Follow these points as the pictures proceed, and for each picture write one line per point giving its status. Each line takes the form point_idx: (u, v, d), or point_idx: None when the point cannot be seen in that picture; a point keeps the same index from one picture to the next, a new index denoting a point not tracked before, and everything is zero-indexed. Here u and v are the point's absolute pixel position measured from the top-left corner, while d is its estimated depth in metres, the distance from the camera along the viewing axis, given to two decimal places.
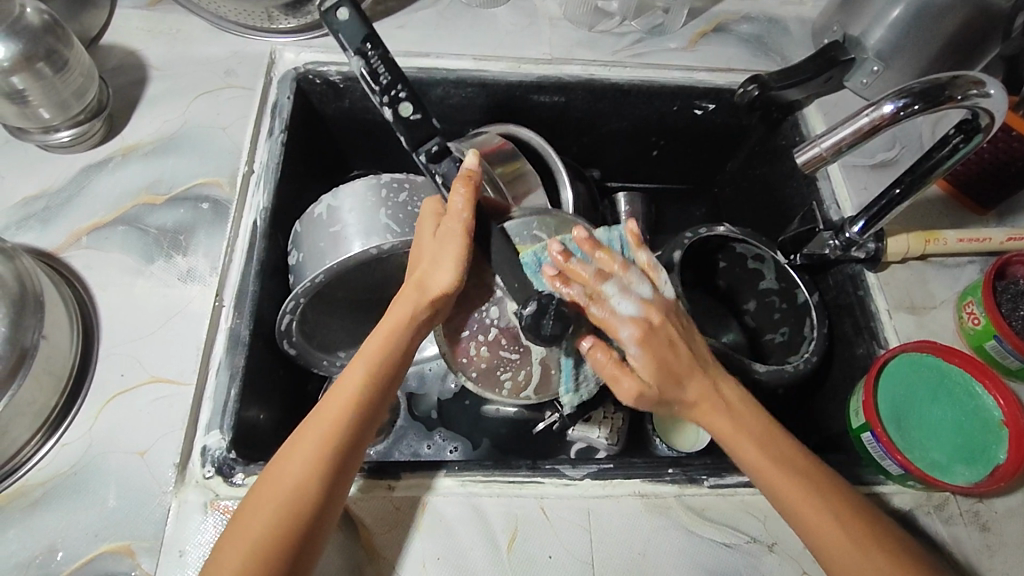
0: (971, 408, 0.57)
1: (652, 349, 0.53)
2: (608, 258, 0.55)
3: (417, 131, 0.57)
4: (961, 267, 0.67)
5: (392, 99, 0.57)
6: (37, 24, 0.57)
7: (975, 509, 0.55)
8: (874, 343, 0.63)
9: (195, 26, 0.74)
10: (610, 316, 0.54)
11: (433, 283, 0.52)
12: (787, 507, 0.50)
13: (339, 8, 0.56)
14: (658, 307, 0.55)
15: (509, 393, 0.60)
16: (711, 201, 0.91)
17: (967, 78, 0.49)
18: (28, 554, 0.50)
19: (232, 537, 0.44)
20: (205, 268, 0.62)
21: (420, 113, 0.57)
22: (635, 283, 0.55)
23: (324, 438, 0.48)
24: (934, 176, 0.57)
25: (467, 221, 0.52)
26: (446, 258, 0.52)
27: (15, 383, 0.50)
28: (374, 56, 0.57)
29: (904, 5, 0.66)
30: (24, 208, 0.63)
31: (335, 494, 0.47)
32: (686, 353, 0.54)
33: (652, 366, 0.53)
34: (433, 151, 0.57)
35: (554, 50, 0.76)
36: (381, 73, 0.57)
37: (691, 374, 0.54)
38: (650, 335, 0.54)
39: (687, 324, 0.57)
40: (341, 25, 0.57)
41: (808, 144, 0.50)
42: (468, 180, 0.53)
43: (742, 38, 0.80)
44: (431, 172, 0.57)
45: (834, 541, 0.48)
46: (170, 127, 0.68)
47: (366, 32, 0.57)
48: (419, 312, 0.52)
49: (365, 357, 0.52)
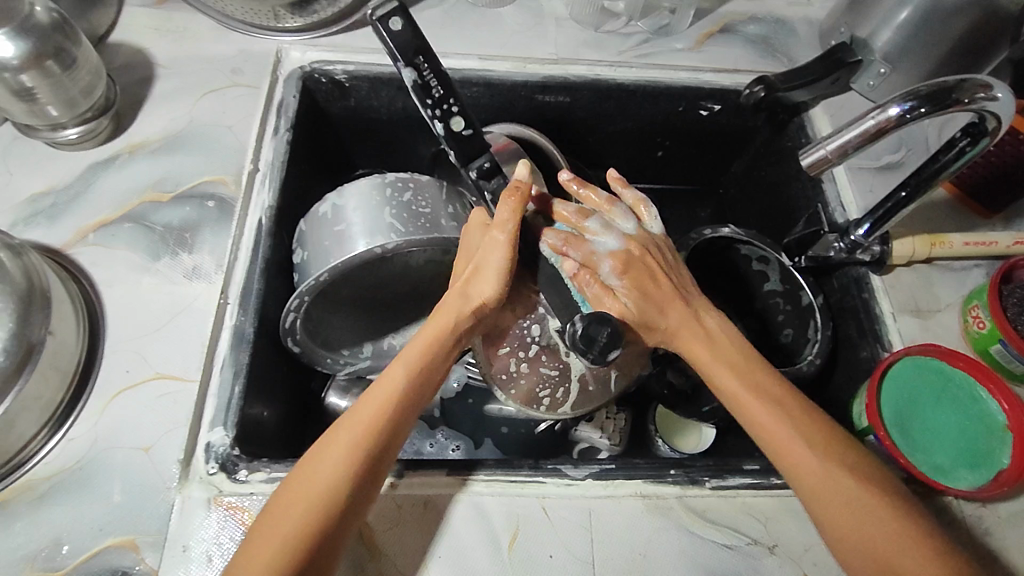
0: (975, 413, 0.56)
1: (633, 277, 0.55)
2: (592, 197, 0.59)
3: (469, 146, 0.59)
4: (967, 271, 0.66)
5: (444, 114, 0.58)
6: (46, 21, 0.57)
7: (978, 514, 0.54)
8: (878, 345, 0.63)
9: (202, 24, 0.74)
10: (592, 252, 0.56)
11: (477, 292, 0.54)
12: (813, 498, 0.48)
13: (393, 17, 0.56)
14: (640, 239, 0.58)
15: (548, 409, 0.61)
16: (716, 202, 0.91)
17: (975, 82, 0.48)
18: (34, 548, 0.50)
19: (261, 535, 0.44)
20: (210, 265, 0.62)
21: (471, 128, 0.59)
22: (619, 217, 0.58)
23: (357, 436, 0.47)
24: (941, 179, 0.56)
25: (513, 233, 0.53)
26: (492, 270, 0.53)
27: (23, 379, 0.50)
28: (427, 69, 0.57)
29: (912, 7, 0.65)
30: (33, 205, 0.64)
31: (367, 488, 0.47)
32: (670, 284, 0.56)
33: (635, 295, 0.55)
34: (485, 168, 0.59)
35: (559, 50, 0.76)
36: (433, 87, 0.58)
37: (677, 308, 0.56)
38: (628, 261, 0.55)
39: (673, 259, 0.59)
40: (392, 33, 0.56)
41: (814, 146, 0.50)
42: (519, 191, 0.53)
43: (749, 39, 0.80)
44: (481, 187, 0.60)
45: (864, 535, 0.46)
46: (178, 125, 0.69)
47: (418, 44, 0.57)
48: (462, 323, 0.53)
49: (405, 362, 0.51)
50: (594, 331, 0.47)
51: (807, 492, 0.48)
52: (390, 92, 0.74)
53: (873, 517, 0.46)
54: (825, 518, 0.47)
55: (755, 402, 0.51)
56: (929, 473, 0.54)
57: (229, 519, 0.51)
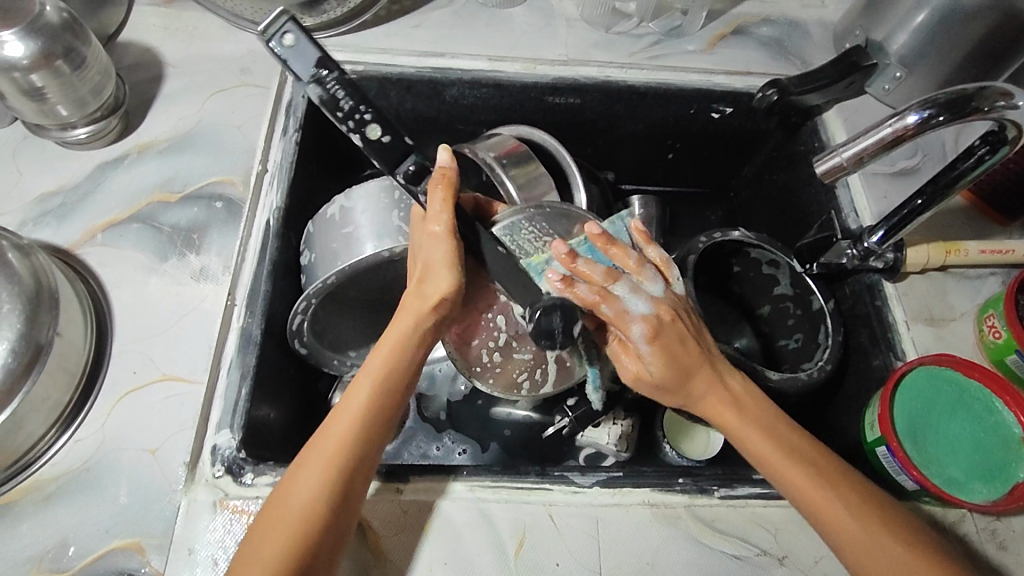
0: (990, 424, 0.56)
1: (663, 343, 0.52)
2: (623, 257, 0.53)
3: (390, 152, 0.54)
4: (982, 279, 0.65)
5: (358, 123, 0.53)
6: (56, 21, 0.57)
7: (991, 527, 0.53)
8: (891, 355, 0.62)
9: (211, 23, 0.74)
10: (623, 313, 0.52)
11: (432, 289, 0.51)
12: (809, 509, 0.49)
13: (285, 32, 0.53)
14: (668, 302, 0.54)
15: (529, 391, 0.62)
16: (727, 206, 0.90)
17: (994, 90, 0.48)
18: (41, 549, 0.50)
19: (244, 560, 0.44)
20: (218, 267, 0.62)
21: (390, 134, 0.54)
22: (647, 278, 0.54)
23: (330, 455, 0.47)
24: (958, 187, 0.55)
25: (450, 226, 0.50)
26: (439, 265, 0.51)
27: (31, 380, 0.50)
28: (332, 81, 0.53)
29: (930, 10, 0.64)
30: (42, 205, 0.64)
31: (346, 508, 0.46)
32: (695, 348, 0.53)
33: (661, 362, 0.53)
34: (411, 172, 0.54)
35: (570, 51, 0.75)
36: (341, 98, 0.53)
37: (702, 372, 0.54)
38: (663, 332, 0.52)
39: (696, 317, 0.56)
40: (290, 52, 0.53)
41: (829, 152, 0.49)
42: (445, 180, 0.51)
43: (762, 41, 0.79)
44: (412, 192, 0.54)
45: (857, 540, 0.48)
46: (186, 125, 0.69)
47: (320, 57, 0.53)
48: (422, 320, 0.51)
49: (370, 371, 0.51)
50: (547, 321, 0.50)
51: (803, 500, 0.50)
52: (399, 93, 0.74)
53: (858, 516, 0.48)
54: (822, 524, 0.49)
55: (745, 424, 0.53)
56: (941, 486, 0.53)
57: (234, 523, 0.50)
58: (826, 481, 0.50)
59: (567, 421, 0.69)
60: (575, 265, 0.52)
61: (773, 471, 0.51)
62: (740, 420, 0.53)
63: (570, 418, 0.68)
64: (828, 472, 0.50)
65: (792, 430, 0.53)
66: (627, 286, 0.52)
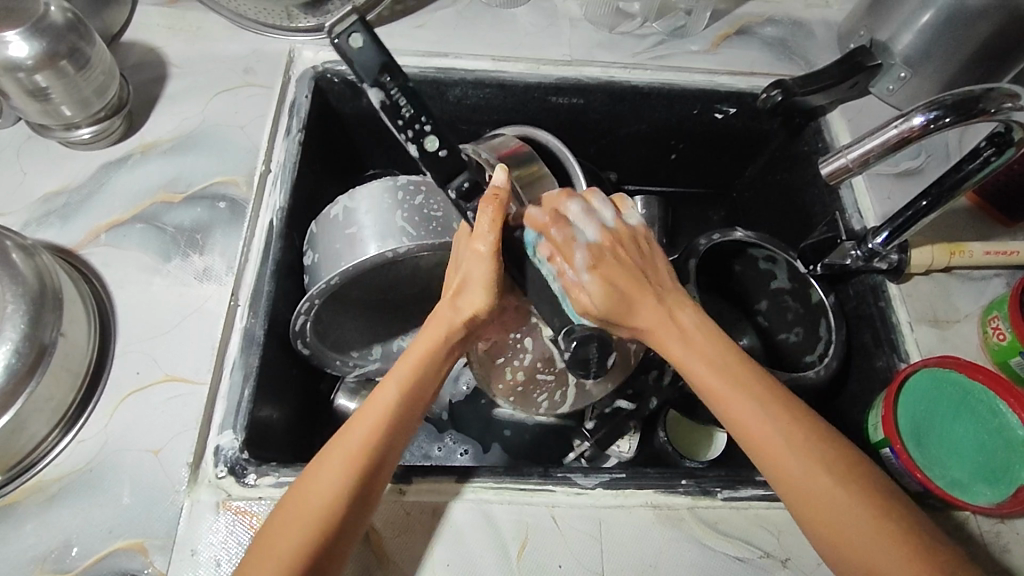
0: (994, 427, 0.56)
1: (603, 261, 0.50)
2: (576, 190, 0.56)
3: (445, 165, 0.53)
4: (986, 281, 0.65)
5: (417, 134, 0.52)
6: (60, 22, 0.58)
7: (995, 530, 0.53)
8: (895, 356, 0.62)
9: (215, 23, 0.74)
10: (567, 233, 0.51)
11: (467, 304, 0.52)
12: (788, 487, 0.46)
13: (353, 31, 0.50)
14: (620, 234, 0.52)
15: (549, 409, 0.63)
16: (729, 206, 0.90)
17: (1001, 91, 0.48)
18: (44, 549, 0.50)
19: (257, 557, 0.44)
20: (221, 267, 0.62)
21: (447, 147, 0.53)
22: (601, 207, 0.54)
23: (350, 457, 0.47)
24: (964, 188, 0.55)
25: (495, 247, 0.51)
26: (478, 282, 0.51)
27: (35, 380, 0.50)
28: (394, 88, 0.51)
29: (935, 10, 0.64)
30: (46, 205, 0.64)
31: (364, 509, 0.47)
32: (641, 274, 0.51)
33: (605, 281, 0.50)
34: (465, 189, 0.54)
35: (573, 51, 0.75)
36: (403, 107, 0.52)
37: (650, 296, 0.50)
38: (603, 249, 0.51)
39: (656, 252, 0.53)
40: (354, 53, 0.50)
41: (834, 154, 0.49)
42: (497, 201, 0.51)
43: (766, 41, 0.78)
44: (462, 209, 0.55)
45: (832, 520, 0.44)
46: (190, 125, 0.69)
47: (384, 60, 0.51)
48: (453, 334, 0.52)
49: (399, 377, 0.50)
50: (583, 352, 0.53)
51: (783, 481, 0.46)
52: None
53: (825, 483, 0.45)
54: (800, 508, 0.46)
55: (708, 373, 0.49)
56: (944, 488, 0.53)
57: (237, 524, 0.50)
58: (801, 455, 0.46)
59: (587, 444, 0.68)
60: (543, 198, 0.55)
61: (748, 441, 0.47)
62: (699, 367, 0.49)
63: (590, 442, 0.67)
64: (801, 443, 0.46)
65: (767, 388, 0.48)
66: (581, 210, 0.53)
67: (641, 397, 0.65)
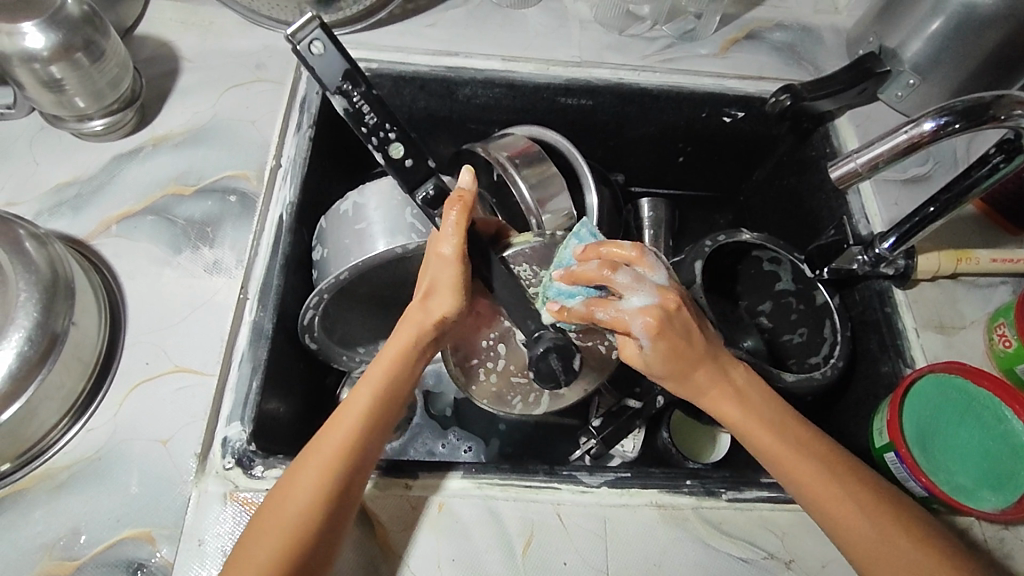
0: (998, 432, 0.56)
1: (666, 339, 0.50)
2: (617, 251, 0.51)
3: (410, 173, 0.55)
4: (992, 288, 0.65)
5: (381, 141, 0.54)
6: (76, 14, 0.58)
7: (999, 536, 0.54)
8: (900, 361, 0.62)
9: (227, 18, 0.75)
10: (621, 315, 0.50)
11: (435, 306, 0.51)
12: (820, 510, 0.49)
13: (314, 40, 0.50)
14: (672, 292, 0.51)
15: (523, 410, 0.64)
16: (736, 209, 0.91)
17: (1012, 98, 0.48)
18: (52, 536, 0.51)
19: (237, 561, 0.44)
20: (231, 260, 0.62)
21: (413, 155, 0.54)
22: (651, 269, 0.51)
23: (323, 468, 0.47)
24: (972, 195, 0.55)
25: (459, 250, 0.51)
26: (445, 285, 0.51)
27: (46, 367, 0.50)
28: (357, 96, 0.52)
29: (944, 18, 0.64)
30: (58, 195, 0.64)
31: (337, 521, 0.46)
32: (698, 348, 0.51)
33: (666, 360, 0.51)
34: (429, 197, 0.55)
35: (583, 53, 0.76)
36: (366, 114, 0.53)
37: (705, 368, 0.52)
38: (665, 327, 0.49)
39: (697, 310, 0.53)
40: (316, 60, 0.51)
41: (844, 159, 0.49)
42: (462, 202, 0.51)
43: (775, 46, 0.79)
44: (429, 215, 0.55)
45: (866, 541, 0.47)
46: (201, 118, 0.69)
47: (347, 70, 0.51)
48: (424, 335, 0.52)
49: (371, 383, 0.51)
50: (545, 366, 0.53)
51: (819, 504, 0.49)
52: (412, 91, 0.74)
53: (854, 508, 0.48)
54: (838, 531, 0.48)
55: (752, 418, 0.52)
56: (950, 493, 0.53)
57: (244, 515, 0.51)
58: (834, 473, 0.49)
59: (593, 442, 0.65)
60: (574, 276, 0.52)
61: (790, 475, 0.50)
62: (746, 415, 0.52)
63: (596, 440, 0.64)
64: (832, 460, 0.50)
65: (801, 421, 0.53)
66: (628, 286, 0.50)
67: (649, 394, 0.64)
